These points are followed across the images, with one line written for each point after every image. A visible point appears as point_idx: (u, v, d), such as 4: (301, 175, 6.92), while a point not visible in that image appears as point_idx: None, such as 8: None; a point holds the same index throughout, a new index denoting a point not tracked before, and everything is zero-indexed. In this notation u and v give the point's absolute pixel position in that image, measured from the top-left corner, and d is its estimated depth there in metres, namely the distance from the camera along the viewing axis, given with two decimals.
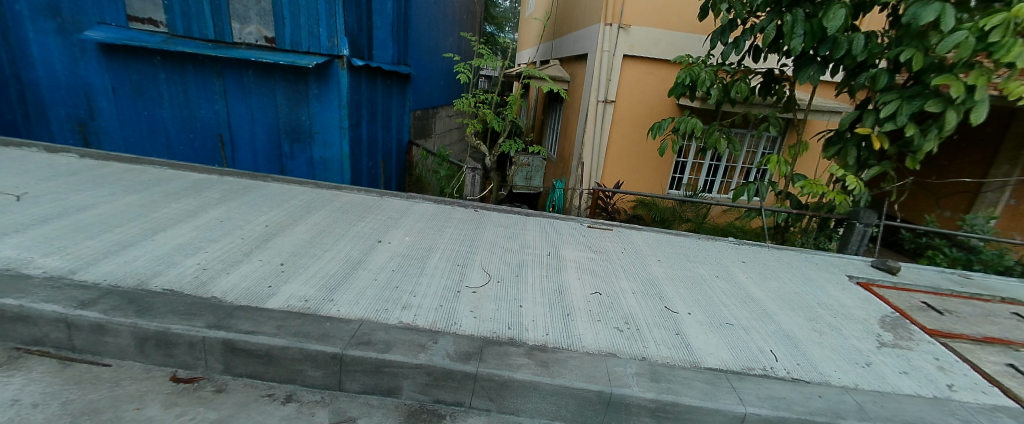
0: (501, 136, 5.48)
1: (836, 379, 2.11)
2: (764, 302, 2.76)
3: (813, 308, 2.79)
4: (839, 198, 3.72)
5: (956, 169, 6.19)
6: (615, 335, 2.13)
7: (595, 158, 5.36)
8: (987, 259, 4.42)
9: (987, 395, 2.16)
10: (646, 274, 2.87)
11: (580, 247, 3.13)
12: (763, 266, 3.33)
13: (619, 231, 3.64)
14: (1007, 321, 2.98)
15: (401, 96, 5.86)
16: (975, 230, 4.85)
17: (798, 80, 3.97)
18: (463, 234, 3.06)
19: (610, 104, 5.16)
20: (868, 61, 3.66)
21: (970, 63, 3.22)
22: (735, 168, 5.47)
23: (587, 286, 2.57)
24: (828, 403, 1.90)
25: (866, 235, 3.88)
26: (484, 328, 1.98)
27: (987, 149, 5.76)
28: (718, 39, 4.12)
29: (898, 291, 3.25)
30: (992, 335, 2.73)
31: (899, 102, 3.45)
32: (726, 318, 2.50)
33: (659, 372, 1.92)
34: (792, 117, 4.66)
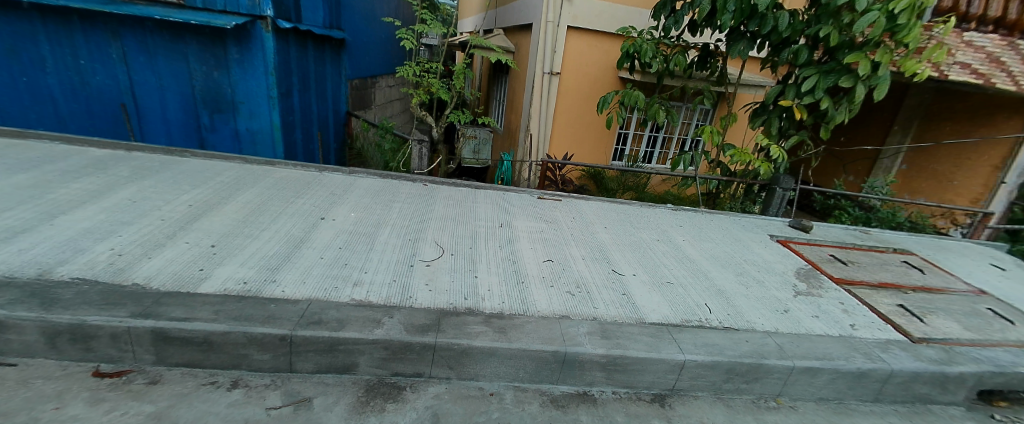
0: (448, 107, 5.31)
1: (760, 325, 2.37)
2: (699, 261, 3.00)
3: (740, 264, 3.08)
4: (763, 165, 4.07)
5: (859, 138, 7.02)
6: (567, 299, 2.22)
7: (542, 130, 5.38)
8: (882, 217, 5.14)
9: (881, 331, 2.57)
10: (595, 241, 2.98)
11: (532, 218, 3.16)
12: (697, 229, 3.59)
13: (567, 201, 3.71)
14: (895, 268, 3.52)
15: (336, 65, 5.50)
16: (872, 192, 5.58)
17: (730, 54, 4.20)
18: (412, 208, 2.98)
19: (556, 76, 5.17)
20: (791, 37, 3.94)
21: (877, 42, 3.58)
22: (673, 139, 5.78)
23: (540, 254, 2.62)
24: (753, 347, 2.15)
25: (785, 199, 4.30)
26: (440, 300, 1.98)
27: (885, 120, 6.55)
28: (659, 12, 4.24)
29: (810, 246, 3.67)
30: (885, 281, 3.23)
31: (817, 77, 3.79)
32: (667, 277, 2.69)
33: (609, 329, 2.05)
34: (724, 90, 4.95)
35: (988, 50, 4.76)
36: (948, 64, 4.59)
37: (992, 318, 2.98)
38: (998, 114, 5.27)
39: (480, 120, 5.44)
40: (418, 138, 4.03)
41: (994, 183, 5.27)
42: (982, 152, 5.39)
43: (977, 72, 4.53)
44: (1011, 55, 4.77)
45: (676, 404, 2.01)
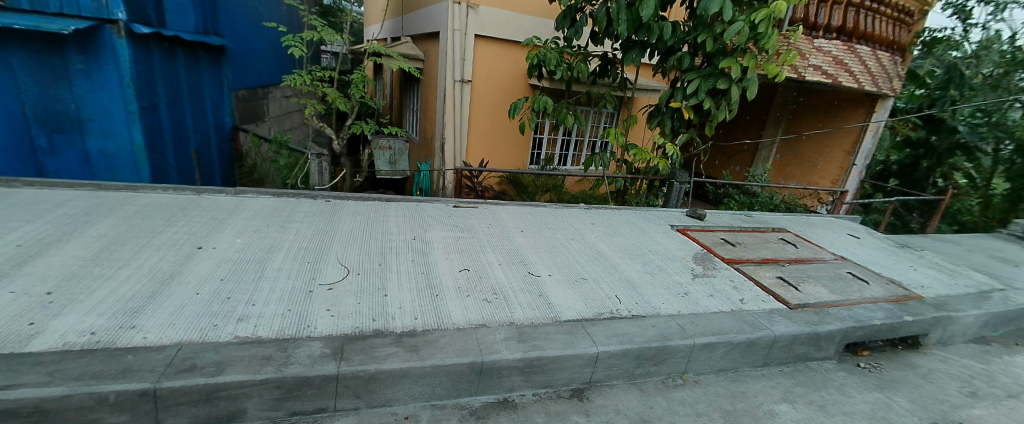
0: (350, 117, 5.04)
1: (665, 309, 2.55)
2: (610, 255, 3.14)
3: (646, 254, 3.30)
4: (661, 162, 4.41)
5: (739, 133, 7.94)
6: (484, 307, 2.17)
7: (456, 138, 5.32)
8: (762, 202, 5.87)
9: (765, 302, 2.90)
10: (511, 245, 2.97)
11: (446, 227, 3.07)
12: (607, 225, 3.78)
13: (483, 207, 3.67)
14: (774, 245, 4.01)
15: (215, 73, 4.98)
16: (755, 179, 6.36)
17: (626, 62, 4.47)
18: (312, 228, 2.75)
19: (467, 84, 5.13)
20: (676, 46, 4.32)
21: (743, 49, 4.08)
22: (584, 142, 6.06)
23: (455, 264, 2.54)
24: (659, 331, 2.31)
25: (682, 191, 4.70)
26: (344, 325, 1.83)
27: (759, 116, 7.47)
28: (560, 22, 4.39)
29: (705, 233, 4.04)
30: (767, 257, 3.66)
31: (699, 81, 4.20)
32: (581, 274, 2.77)
33: (526, 332, 2.05)
34: (624, 94, 5.29)
35: (834, 53, 5.65)
36: (805, 67, 5.40)
37: (849, 280, 3.52)
38: (845, 108, 6.60)
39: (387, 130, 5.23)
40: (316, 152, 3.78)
41: (848, 165, 6.58)
42: (837, 139, 6.66)
43: (827, 72, 5.50)
44: (851, 57, 5.75)
45: (593, 396, 2.08)
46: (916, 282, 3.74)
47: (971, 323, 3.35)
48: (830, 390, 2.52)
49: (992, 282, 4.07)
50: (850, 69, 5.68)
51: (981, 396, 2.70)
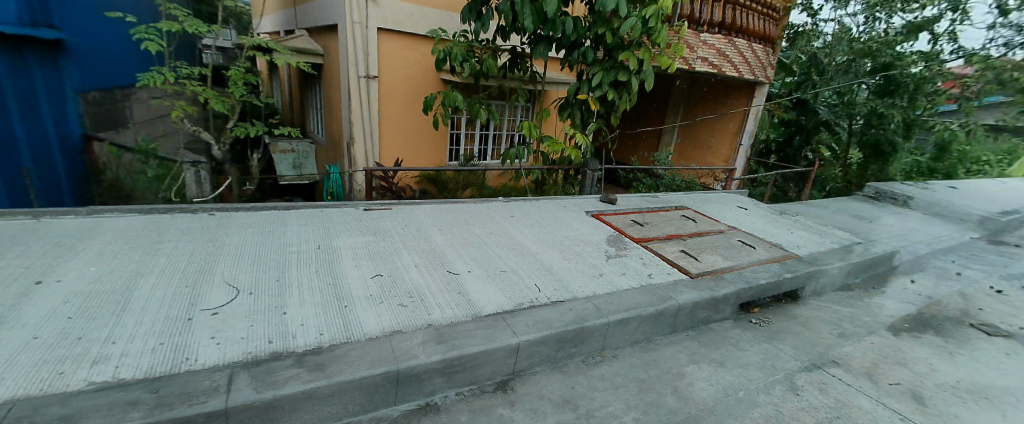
0: (231, 119, 4.56)
1: (581, 292, 2.65)
2: (529, 245, 3.19)
3: (563, 241, 3.40)
4: (574, 152, 4.56)
5: (644, 120, 8.52)
6: (398, 312, 2.07)
7: (367, 137, 5.03)
8: (667, 183, 6.37)
9: (670, 274, 3.15)
10: (428, 245, 2.87)
11: (356, 232, 2.88)
12: (526, 216, 3.83)
13: (398, 208, 3.51)
14: (677, 222, 4.37)
15: (52, 71, 4.03)
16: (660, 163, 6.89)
17: (534, 56, 4.51)
18: (194, 246, 2.42)
19: (373, 80, 4.85)
20: (579, 40, 4.47)
21: (639, 43, 4.35)
22: (501, 135, 6.08)
23: (367, 271, 2.39)
24: (576, 314, 2.40)
25: (594, 178, 4.92)
26: (234, 352, 1.64)
27: (660, 104, 8.07)
28: (465, 16, 4.30)
29: (617, 216, 4.27)
30: (671, 234, 3.98)
31: (602, 74, 4.40)
32: (501, 267, 2.77)
33: (445, 333, 1.99)
34: (534, 88, 5.39)
35: (716, 46, 6.23)
36: (694, 58, 5.93)
37: (739, 247, 3.96)
38: (730, 95, 7.40)
39: (279, 131, 4.79)
40: (192, 160, 3.35)
41: (736, 146, 7.39)
42: (726, 123, 7.48)
43: (713, 64, 6.12)
44: (731, 49, 6.40)
45: (518, 386, 2.10)
46: (793, 244, 4.31)
47: (835, 274, 3.94)
48: (729, 348, 2.80)
49: (848, 237, 4.83)
50: (731, 60, 6.37)
51: (845, 335, 3.19)
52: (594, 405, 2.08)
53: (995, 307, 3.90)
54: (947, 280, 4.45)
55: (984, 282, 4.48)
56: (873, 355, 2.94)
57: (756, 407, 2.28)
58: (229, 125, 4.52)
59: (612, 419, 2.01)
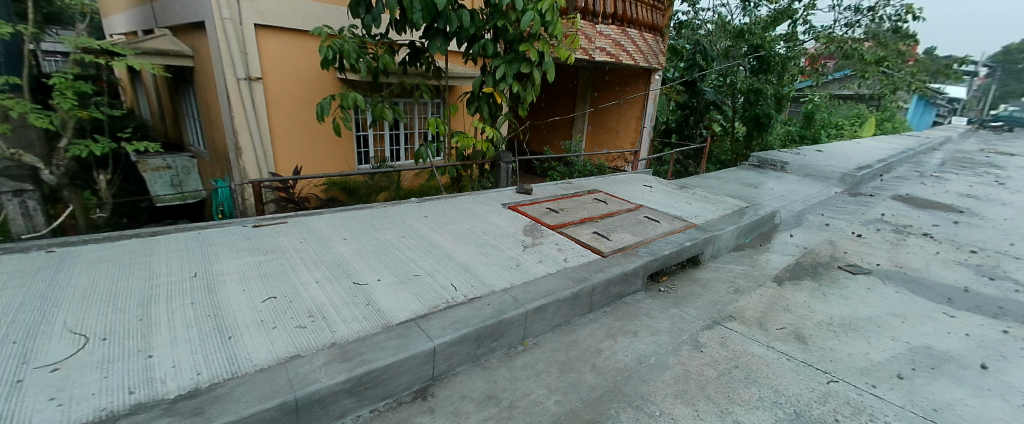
0: (64, 137, 3.91)
1: (498, 285, 2.64)
2: (444, 245, 3.11)
3: (479, 236, 3.36)
4: (485, 145, 4.53)
5: (556, 110, 8.80)
6: (295, 335, 1.89)
7: (257, 146, 4.56)
8: (580, 169, 6.63)
9: (583, 256, 3.26)
10: (331, 258, 2.66)
11: (244, 253, 2.59)
12: (440, 215, 3.73)
13: (295, 221, 3.22)
14: (590, 205, 4.56)
15: None
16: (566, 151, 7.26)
17: (432, 51, 4.37)
18: (26, 292, 2.00)
19: (256, 82, 4.39)
20: (478, 33, 4.39)
21: (537, 34, 4.39)
22: (414, 134, 5.87)
23: (257, 294, 2.15)
24: (494, 308, 2.38)
25: (509, 170, 4.94)
26: (80, 413, 1.38)
27: (569, 94, 8.39)
28: (353, 10, 4.02)
29: (533, 205, 4.34)
30: (584, 217, 4.13)
31: (504, 66, 4.38)
32: (414, 270, 2.65)
33: (350, 349, 1.85)
34: (438, 83, 5.24)
35: (612, 36, 6.52)
36: (593, 49, 6.23)
37: (646, 223, 4.22)
38: (630, 82, 7.85)
39: (138, 146, 4.19)
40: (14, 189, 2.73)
41: (639, 129, 7.88)
42: (629, 108, 7.90)
43: (610, 53, 6.46)
44: (625, 39, 6.73)
45: (438, 390, 2.03)
46: (692, 214, 4.70)
47: (728, 237, 4.37)
48: (642, 318, 2.98)
49: (738, 203, 5.38)
50: (627, 49, 6.76)
51: (740, 291, 3.55)
52: (517, 395, 2.08)
53: (854, 249, 4.59)
54: (818, 231, 5.15)
55: (845, 230, 5.25)
56: (763, 305, 3.30)
57: (668, 370, 2.44)
58: (63, 144, 3.89)
59: (534, 407, 2.02)
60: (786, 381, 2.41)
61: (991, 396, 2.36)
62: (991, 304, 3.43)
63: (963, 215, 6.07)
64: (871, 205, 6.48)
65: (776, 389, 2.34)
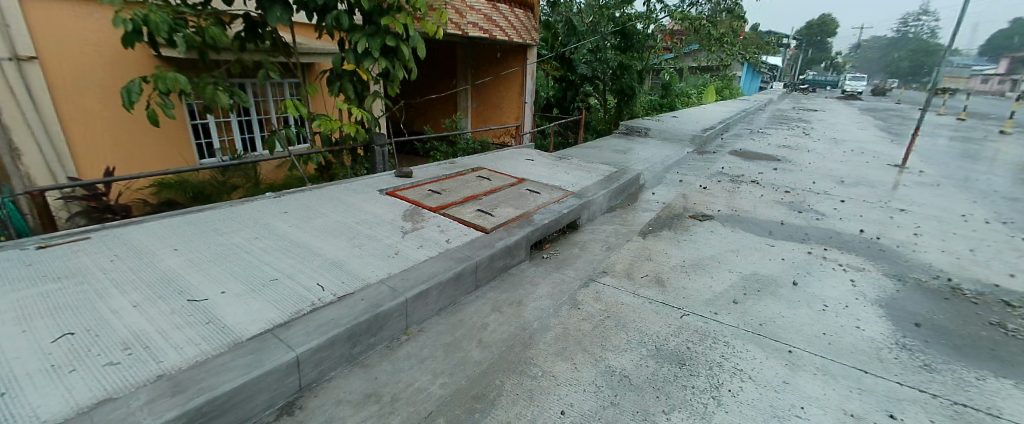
0: None
1: (372, 277, 2.49)
2: (309, 242, 2.82)
3: (351, 228, 3.13)
4: (352, 129, 4.15)
5: (438, 87, 8.69)
6: (105, 374, 1.55)
7: (45, 144, 3.62)
8: (462, 147, 6.61)
9: (466, 236, 3.24)
10: (160, 274, 2.23)
11: (23, 284, 2.03)
12: (305, 209, 3.38)
13: (108, 234, 2.64)
14: (473, 183, 4.56)
15: None
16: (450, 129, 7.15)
17: (273, 23, 3.81)
18: None
19: (26, 62, 3.44)
20: (329, 3, 3.91)
21: (398, 7, 4.06)
22: (270, 119, 5.21)
23: (47, 334, 1.71)
24: (368, 302, 2.24)
25: (385, 154, 4.67)
26: None
27: (449, 69, 8.35)
28: None
29: (413, 188, 4.18)
30: (467, 196, 4.12)
31: (365, 40, 3.99)
32: (271, 274, 2.37)
33: (185, 377, 1.58)
34: (288, 60, 4.61)
35: (483, 11, 6.45)
36: (464, 24, 6.09)
37: (528, 195, 4.36)
38: (508, 58, 7.91)
39: None
40: None
41: (521, 105, 7.98)
42: (509, 84, 7.99)
43: (483, 29, 6.40)
44: (497, 15, 6.72)
45: (308, 400, 1.86)
46: (570, 183, 4.98)
47: (601, 201, 4.74)
48: (525, 286, 3.09)
49: (610, 169, 5.86)
50: (499, 25, 6.75)
51: (612, 248, 3.88)
52: (400, 387, 2.00)
53: (701, 200, 5.33)
54: (675, 187, 5.86)
55: (696, 184, 6.07)
56: (631, 258, 3.66)
57: (550, 332, 2.57)
58: None
59: (418, 395, 1.97)
60: (650, 322, 2.71)
61: (798, 306, 2.94)
62: (798, 232, 4.27)
63: (780, 163, 7.44)
64: (714, 160, 7.57)
65: (642, 330, 2.62)
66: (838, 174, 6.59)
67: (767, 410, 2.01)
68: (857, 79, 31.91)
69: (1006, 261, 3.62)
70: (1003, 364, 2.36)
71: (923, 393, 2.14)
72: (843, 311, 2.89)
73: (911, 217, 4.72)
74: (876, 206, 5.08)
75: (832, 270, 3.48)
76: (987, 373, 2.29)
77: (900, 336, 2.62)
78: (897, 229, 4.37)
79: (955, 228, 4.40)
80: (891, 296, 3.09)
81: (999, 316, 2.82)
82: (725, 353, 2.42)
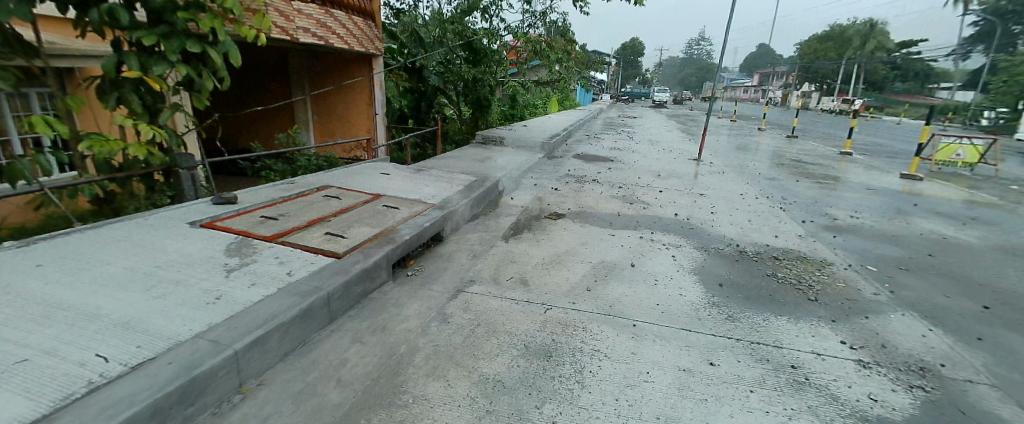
0: None
1: (187, 332, 2.01)
2: (86, 300, 2.15)
3: (154, 273, 2.50)
4: (143, 151, 3.30)
5: (271, 98, 7.89)
6: None
7: None
8: (303, 165, 6.00)
9: (313, 263, 2.89)
10: None
11: None
12: (77, 258, 2.57)
13: None
14: (319, 204, 4.14)
15: None
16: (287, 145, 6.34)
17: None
18: None
19: None
20: None
21: (201, 5, 3.41)
22: (10, 141, 3.91)
23: None
24: (181, 364, 1.79)
25: (196, 177, 3.95)
26: None
27: (281, 78, 7.68)
28: None
29: (241, 217, 3.59)
30: (313, 219, 3.72)
31: (155, 42, 3.23)
32: (17, 354, 1.72)
33: None
34: (28, 64, 3.44)
35: (315, 16, 5.97)
36: (294, 29, 5.51)
37: (385, 211, 4.11)
38: (351, 67, 7.40)
39: None
40: None
41: (372, 116, 7.53)
42: (355, 94, 7.49)
43: (316, 35, 5.85)
44: (332, 21, 6.27)
45: None
46: (429, 195, 4.88)
47: (463, 210, 4.74)
48: (389, 309, 2.87)
49: (469, 178, 5.94)
50: (336, 32, 6.24)
51: (477, 256, 3.91)
52: None
53: (554, 200, 5.77)
54: (530, 191, 6.24)
55: (548, 186, 6.57)
56: (496, 263, 3.73)
57: (419, 353, 2.42)
58: None
59: None
60: (518, 323, 2.78)
61: (637, 284, 3.38)
62: (632, 221, 4.94)
63: (614, 163, 8.56)
64: (562, 164, 8.32)
65: (511, 332, 2.66)
66: (657, 169, 7.88)
67: (623, 382, 2.23)
68: (661, 91, 39.06)
69: (769, 225, 4.78)
70: (775, 304, 3.08)
71: (730, 339, 2.64)
72: (669, 282, 3.42)
73: (708, 199, 5.90)
74: (685, 193, 6.21)
75: (659, 249, 4.10)
76: (768, 314, 2.94)
77: (710, 296, 3.21)
78: (701, 210, 5.41)
79: (736, 204, 5.64)
80: (700, 264, 3.78)
81: (769, 268, 3.68)
82: (585, 338, 2.62)
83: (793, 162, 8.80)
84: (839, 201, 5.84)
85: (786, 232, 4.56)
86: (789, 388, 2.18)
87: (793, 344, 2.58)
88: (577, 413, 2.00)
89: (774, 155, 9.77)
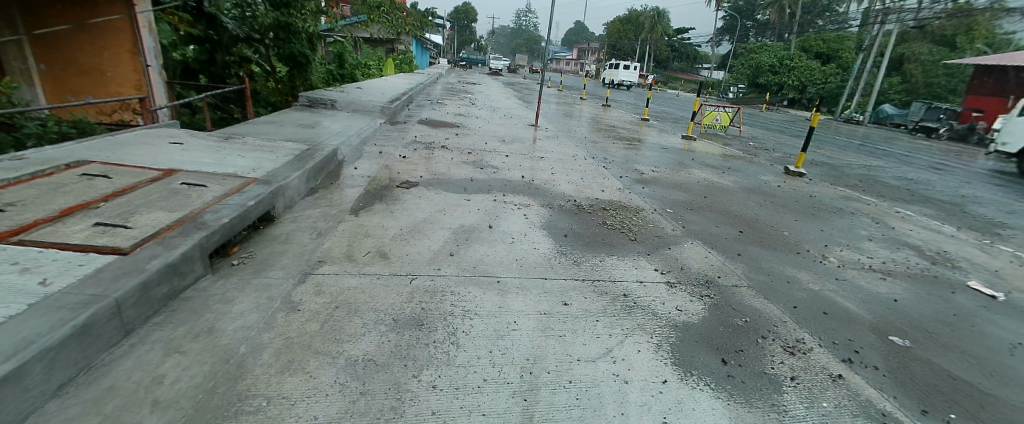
0: None
1: None
2: None
3: None
4: None
5: None
6: None
7: None
8: (34, 132, 4.31)
9: (83, 264, 2.16)
10: None
11: None
12: None
13: None
14: (75, 187, 3.06)
15: None
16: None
17: None
18: None
19: None
20: None
21: None
22: None
23: None
24: None
25: None
26: None
27: None
28: None
29: None
30: (67, 207, 2.73)
31: None
32: None
33: None
34: None
35: None
36: None
37: (185, 191, 3.28)
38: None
39: None
40: None
41: (142, 68, 5.76)
42: (111, 38, 5.58)
43: None
44: None
45: None
46: (249, 168, 4.09)
47: (297, 183, 4.14)
48: (214, 308, 2.36)
49: (298, 147, 5.17)
50: None
51: (323, 234, 3.49)
52: None
53: (403, 168, 5.50)
54: (374, 160, 5.80)
55: (394, 154, 6.21)
56: (347, 240, 3.41)
57: (267, 350, 2.08)
58: None
59: None
60: (383, 298, 2.62)
61: (496, 243, 3.54)
62: (484, 185, 5.09)
63: (459, 129, 8.58)
64: (406, 130, 7.94)
65: (376, 309, 2.50)
66: (501, 135, 8.22)
67: (493, 334, 2.35)
68: (496, 59, 40.29)
69: (597, 182, 5.53)
70: (606, 247, 3.64)
71: (577, 280, 3.03)
72: (523, 239, 3.68)
73: (548, 161, 6.46)
74: (528, 157, 6.66)
75: (511, 210, 4.36)
76: (603, 256, 3.46)
77: (558, 246, 3.59)
78: (542, 171, 5.90)
79: (571, 165, 6.34)
80: (548, 220, 4.16)
81: (599, 218, 4.29)
82: (453, 301, 2.65)
83: (609, 127, 10.27)
84: (644, 159, 7.10)
85: (610, 187, 5.36)
86: (623, 312, 2.64)
87: (623, 277, 3.11)
88: (454, 373, 2.03)
89: (594, 121, 11.23)
